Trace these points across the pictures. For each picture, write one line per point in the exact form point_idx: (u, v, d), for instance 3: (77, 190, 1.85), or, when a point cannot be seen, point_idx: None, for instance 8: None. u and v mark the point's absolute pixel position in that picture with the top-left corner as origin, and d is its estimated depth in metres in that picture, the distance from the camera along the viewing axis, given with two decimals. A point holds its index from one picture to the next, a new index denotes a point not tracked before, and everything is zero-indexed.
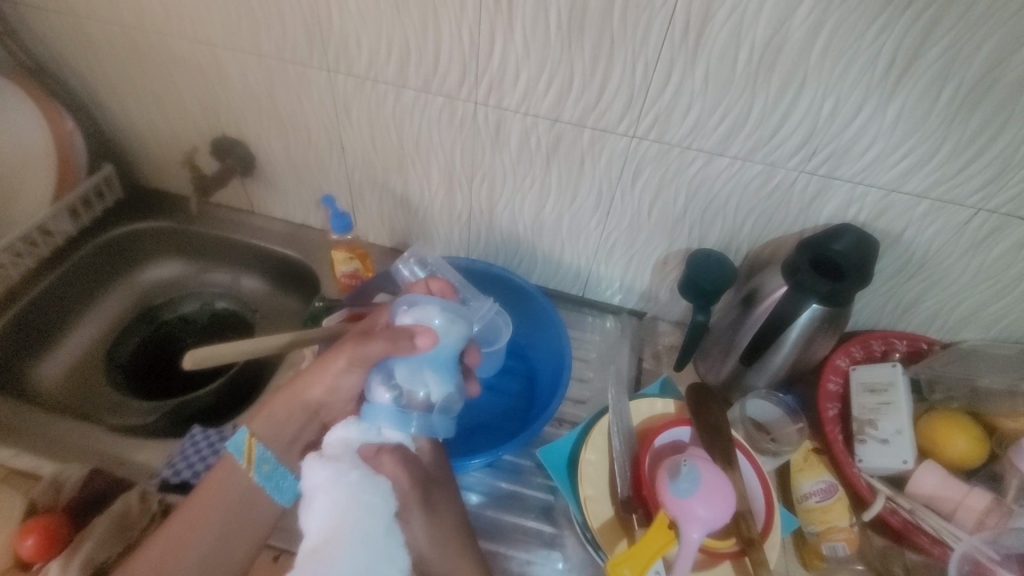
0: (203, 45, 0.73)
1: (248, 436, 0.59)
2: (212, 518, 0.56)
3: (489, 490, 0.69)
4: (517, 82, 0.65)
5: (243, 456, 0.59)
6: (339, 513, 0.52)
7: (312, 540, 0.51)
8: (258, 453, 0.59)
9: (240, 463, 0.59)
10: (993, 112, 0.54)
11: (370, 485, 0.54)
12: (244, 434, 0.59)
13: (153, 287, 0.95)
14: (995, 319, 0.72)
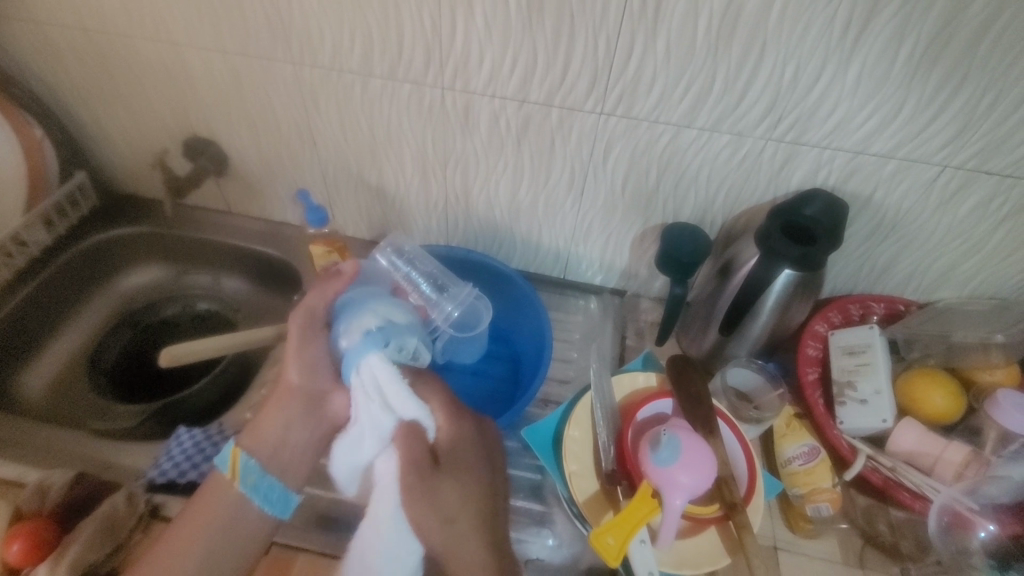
0: (166, 45, 0.73)
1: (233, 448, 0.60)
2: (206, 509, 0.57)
3: None
4: (482, 64, 0.65)
5: (227, 467, 0.59)
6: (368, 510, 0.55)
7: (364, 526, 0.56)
8: (243, 463, 0.59)
9: (225, 474, 0.59)
10: (952, 66, 0.55)
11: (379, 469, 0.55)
12: (230, 448, 0.59)
13: (134, 293, 0.95)
14: (970, 276, 0.73)
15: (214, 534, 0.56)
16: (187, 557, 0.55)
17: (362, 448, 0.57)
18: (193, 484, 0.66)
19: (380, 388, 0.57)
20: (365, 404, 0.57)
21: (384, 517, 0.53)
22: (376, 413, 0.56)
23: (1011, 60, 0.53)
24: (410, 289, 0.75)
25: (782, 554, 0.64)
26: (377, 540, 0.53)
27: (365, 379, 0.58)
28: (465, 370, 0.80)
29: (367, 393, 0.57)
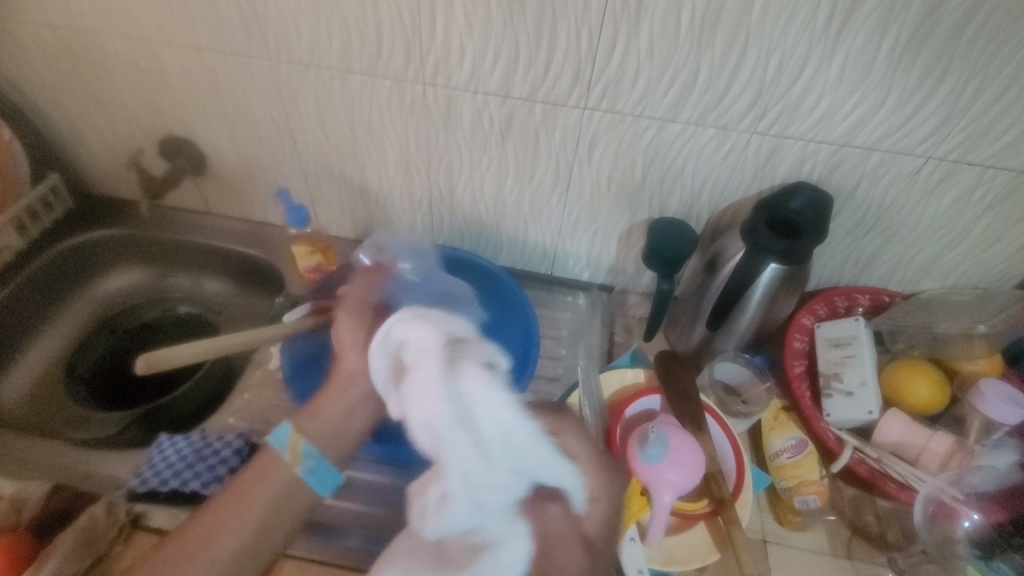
0: (138, 42, 0.71)
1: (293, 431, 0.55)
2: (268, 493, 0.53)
3: None
4: (463, 59, 0.64)
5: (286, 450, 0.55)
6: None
7: None
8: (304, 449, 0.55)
9: (282, 456, 0.54)
10: (935, 57, 0.54)
11: (502, 545, 0.47)
12: (288, 429, 0.55)
13: (113, 297, 0.93)
14: (952, 266, 0.73)
15: (264, 508, 0.53)
16: (234, 531, 0.51)
17: (476, 514, 0.47)
18: (175, 492, 0.65)
19: (511, 450, 0.48)
20: (501, 466, 0.47)
21: None
22: (506, 474, 0.47)
23: (993, 50, 0.53)
24: None
25: (771, 547, 0.65)
26: None
27: (491, 434, 0.47)
28: None
29: (492, 453, 0.47)
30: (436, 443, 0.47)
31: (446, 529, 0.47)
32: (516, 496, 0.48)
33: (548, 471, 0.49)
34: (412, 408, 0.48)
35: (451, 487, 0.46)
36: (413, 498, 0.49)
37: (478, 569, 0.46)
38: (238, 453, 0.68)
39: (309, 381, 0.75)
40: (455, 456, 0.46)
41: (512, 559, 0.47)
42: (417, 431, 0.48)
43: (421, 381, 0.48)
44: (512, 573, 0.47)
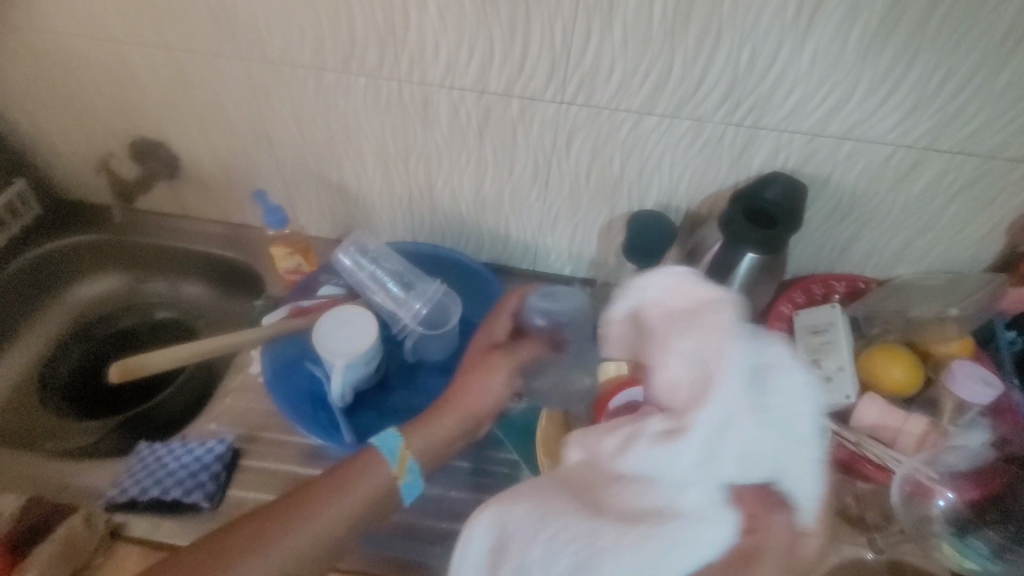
0: (104, 42, 0.69)
1: (402, 445, 0.57)
2: (362, 498, 0.54)
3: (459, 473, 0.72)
4: (438, 55, 0.63)
5: (396, 461, 0.56)
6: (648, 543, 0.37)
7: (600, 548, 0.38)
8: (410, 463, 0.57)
9: (393, 467, 0.56)
10: (902, 46, 0.56)
11: (698, 521, 0.38)
12: (397, 439, 0.58)
13: (87, 304, 0.91)
14: (925, 252, 0.75)
15: (332, 519, 0.53)
16: (298, 532, 0.52)
17: (689, 471, 0.39)
18: (156, 501, 0.64)
19: (792, 426, 0.41)
20: (747, 436, 0.39)
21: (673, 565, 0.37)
22: (753, 446, 0.39)
23: (958, 37, 0.54)
24: (378, 289, 0.78)
25: None
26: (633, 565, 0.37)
27: (800, 411, 0.41)
28: (438, 370, 0.79)
29: (766, 420, 0.40)
30: (695, 374, 0.41)
31: (644, 468, 0.40)
32: (739, 476, 0.40)
33: (791, 470, 0.41)
34: (682, 334, 0.43)
35: (687, 422, 0.39)
36: (612, 430, 0.44)
37: (655, 527, 0.38)
38: (221, 458, 0.68)
39: (291, 384, 0.74)
40: (730, 400, 0.39)
41: (700, 542, 0.38)
42: (677, 361, 0.42)
43: (706, 325, 0.42)
44: (690, 556, 0.38)
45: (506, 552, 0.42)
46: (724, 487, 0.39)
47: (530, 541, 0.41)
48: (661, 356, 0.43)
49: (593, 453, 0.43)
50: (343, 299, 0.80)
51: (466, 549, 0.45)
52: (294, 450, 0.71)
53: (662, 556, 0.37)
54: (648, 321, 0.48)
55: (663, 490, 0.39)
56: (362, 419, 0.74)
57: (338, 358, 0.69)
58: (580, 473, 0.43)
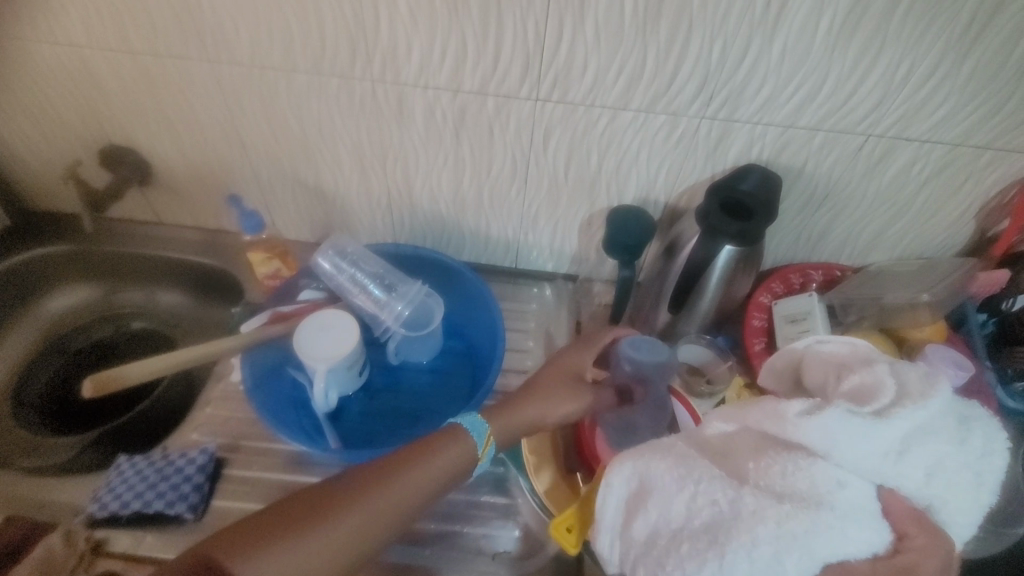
0: (66, 47, 0.67)
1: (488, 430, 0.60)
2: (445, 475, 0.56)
3: None
4: (411, 54, 0.63)
5: (482, 444, 0.59)
6: (777, 523, 0.39)
7: (727, 514, 0.41)
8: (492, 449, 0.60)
9: (479, 450, 0.59)
10: (869, 38, 0.56)
11: (848, 518, 0.39)
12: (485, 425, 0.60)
13: (61, 316, 0.89)
14: (898, 239, 0.76)
15: (426, 489, 0.55)
16: (397, 498, 0.53)
17: (856, 458, 0.42)
18: (136, 515, 0.63)
19: (982, 471, 0.42)
20: (921, 446, 0.42)
21: (798, 546, 0.38)
22: (918, 464, 0.42)
23: (924, 28, 0.55)
24: (359, 292, 0.77)
25: None
26: (755, 531, 0.39)
27: (992, 459, 0.43)
28: (422, 371, 0.79)
29: (959, 454, 0.42)
30: (908, 386, 0.44)
31: (810, 443, 0.42)
32: (899, 486, 0.42)
33: (948, 507, 0.42)
34: (892, 362, 0.47)
35: (889, 414, 0.42)
36: (749, 414, 0.47)
37: (807, 508, 0.39)
38: (203, 469, 0.67)
39: (273, 390, 0.73)
40: (932, 414, 0.43)
41: (846, 537, 0.38)
42: (887, 373, 0.46)
43: (929, 368, 0.46)
44: (832, 548, 0.38)
45: (645, 502, 0.45)
46: (879, 488, 0.42)
47: (670, 495, 0.44)
48: (866, 370, 0.47)
49: (745, 431, 0.46)
50: (324, 303, 0.80)
51: (606, 497, 0.48)
52: (277, 457, 0.71)
53: (804, 537, 0.38)
54: (826, 355, 0.52)
55: (827, 472, 0.41)
56: (348, 422, 0.74)
57: (318, 364, 0.68)
58: (725, 446, 0.46)
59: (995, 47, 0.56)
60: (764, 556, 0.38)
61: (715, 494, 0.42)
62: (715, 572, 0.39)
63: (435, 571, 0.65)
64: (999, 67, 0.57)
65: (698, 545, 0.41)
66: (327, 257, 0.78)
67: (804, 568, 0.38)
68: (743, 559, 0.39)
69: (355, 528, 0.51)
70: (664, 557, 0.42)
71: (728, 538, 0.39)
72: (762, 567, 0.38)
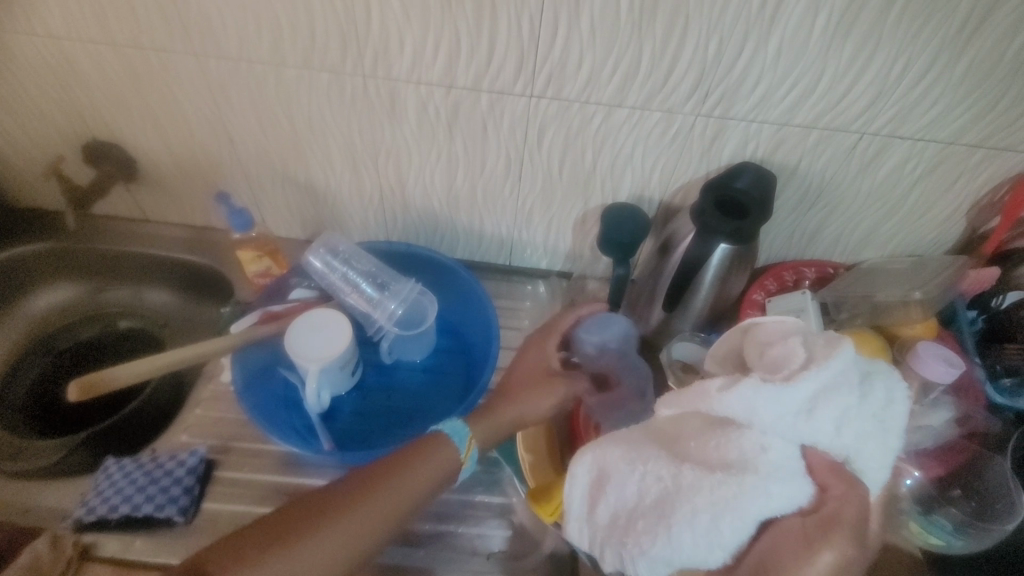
0: (47, 39, 0.65)
1: (469, 434, 0.59)
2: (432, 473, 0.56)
3: None
4: (403, 50, 0.62)
5: (464, 446, 0.58)
6: (711, 490, 0.39)
7: (673, 488, 0.41)
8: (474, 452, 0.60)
9: (461, 452, 0.58)
10: (864, 35, 0.56)
11: (771, 478, 0.39)
12: (464, 427, 0.60)
13: (45, 315, 0.87)
14: (891, 235, 0.76)
15: (416, 491, 0.55)
16: (385, 498, 0.53)
17: (775, 421, 0.41)
18: (125, 518, 0.62)
19: (887, 419, 0.43)
20: (832, 403, 0.41)
21: (733, 510, 0.39)
22: (830, 418, 0.41)
23: (918, 26, 0.55)
24: (351, 291, 0.77)
25: None
26: (694, 501, 0.40)
27: (896, 407, 0.43)
28: (416, 369, 0.78)
29: (864, 404, 0.42)
30: (815, 352, 0.43)
31: (733, 414, 0.42)
32: (818, 441, 0.41)
33: (863, 456, 0.42)
34: (803, 335, 0.46)
35: (797, 377, 0.41)
36: (683, 395, 0.45)
37: (735, 474, 0.39)
38: (194, 471, 0.66)
39: (265, 391, 0.73)
40: (837, 370, 0.42)
41: (769, 496, 0.38)
42: (797, 345, 0.44)
43: (832, 335, 0.45)
44: (759, 507, 0.39)
45: (603, 487, 0.46)
46: (801, 448, 0.41)
47: (625, 478, 0.44)
48: (782, 343, 0.45)
49: (683, 413, 0.45)
50: (315, 302, 0.79)
51: (571, 489, 0.48)
52: (269, 459, 0.70)
53: (734, 502, 0.38)
54: (754, 332, 0.49)
55: (750, 438, 0.40)
56: (341, 422, 0.73)
57: (311, 364, 0.67)
58: (673, 429, 0.46)
59: (989, 45, 0.56)
60: (702, 523, 0.39)
61: (662, 471, 0.43)
62: (666, 545, 0.40)
63: (428, 571, 0.65)
64: (994, 65, 0.57)
65: (650, 522, 0.42)
66: (318, 255, 0.77)
67: (738, 529, 0.39)
68: (687, 528, 0.39)
69: (345, 534, 0.51)
70: (624, 537, 0.43)
71: (675, 511, 0.40)
72: (702, 534, 0.39)
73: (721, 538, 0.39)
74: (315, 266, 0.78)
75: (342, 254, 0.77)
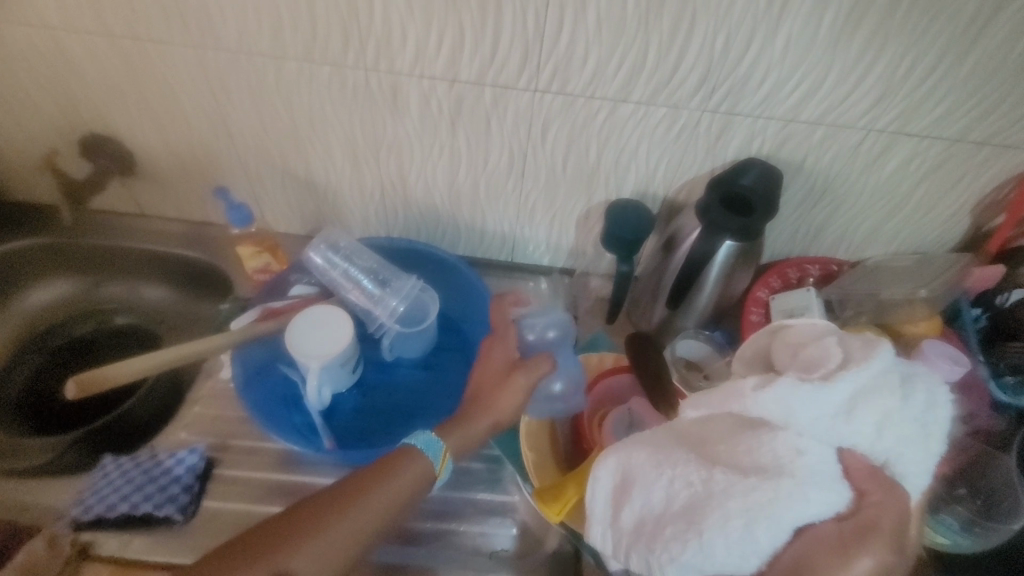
0: (42, 30, 0.64)
1: (444, 450, 0.58)
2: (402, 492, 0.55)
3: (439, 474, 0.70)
4: (405, 43, 0.61)
5: (439, 463, 0.57)
6: (744, 496, 0.38)
7: (704, 494, 0.40)
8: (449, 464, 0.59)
9: (436, 469, 0.57)
10: (873, 31, 0.55)
11: (808, 482, 0.38)
12: (439, 445, 0.58)
13: (40, 311, 0.86)
14: (896, 232, 0.76)
15: (391, 500, 0.54)
16: (358, 509, 0.53)
17: (811, 423, 0.41)
18: (123, 518, 0.62)
19: (929, 423, 0.42)
20: (870, 406, 0.41)
21: (767, 518, 0.37)
22: (868, 420, 0.41)
23: (928, 22, 0.54)
24: (352, 287, 0.76)
25: None
26: (727, 507, 0.38)
27: (937, 411, 0.43)
28: (415, 365, 0.77)
29: (905, 408, 0.42)
30: (853, 354, 0.44)
31: (768, 415, 0.42)
32: (856, 444, 0.41)
33: (906, 462, 0.41)
34: (838, 336, 0.46)
35: (836, 377, 0.42)
36: (711, 398, 0.46)
37: (769, 478, 0.38)
38: (193, 469, 0.65)
39: (264, 388, 0.72)
40: (875, 372, 0.42)
41: (807, 501, 0.37)
42: (833, 346, 0.45)
43: (866, 338, 0.45)
44: (796, 513, 0.37)
45: (629, 492, 0.46)
46: (838, 450, 0.41)
47: (652, 482, 0.44)
48: (817, 343, 0.46)
49: (711, 415, 0.46)
50: (315, 298, 0.78)
51: (594, 492, 0.50)
52: (268, 456, 0.69)
53: (770, 507, 0.37)
54: (782, 334, 0.50)
55: (784, 441, 0.40)
56: (341, 420, 0.72)
57: (312, 361, 0.67)
58: (701, 431, 0.45)
59: (999, 41, 0.55)
60: (736, 529, 0.37)
61: (692, 476, 0.42)
62: (696, 552, 0.38)
63: (432, 569, 0.64)
64: (1001, 63, 0.57)
65: (678, 528, 0.40)
66: (320, 251, 0.77)
67: (773, 538, 0.37)
68: (720, 535, 0.38)
69: (317, 550, 0.50)
70: (652, 543, 0.42)
71: (705, 518, 0.39)
72: (736, 542, 0.37)
73: (757, 546, 0.37)
74: (316, 261, 0.77)
75: (343, 250, 0.77)
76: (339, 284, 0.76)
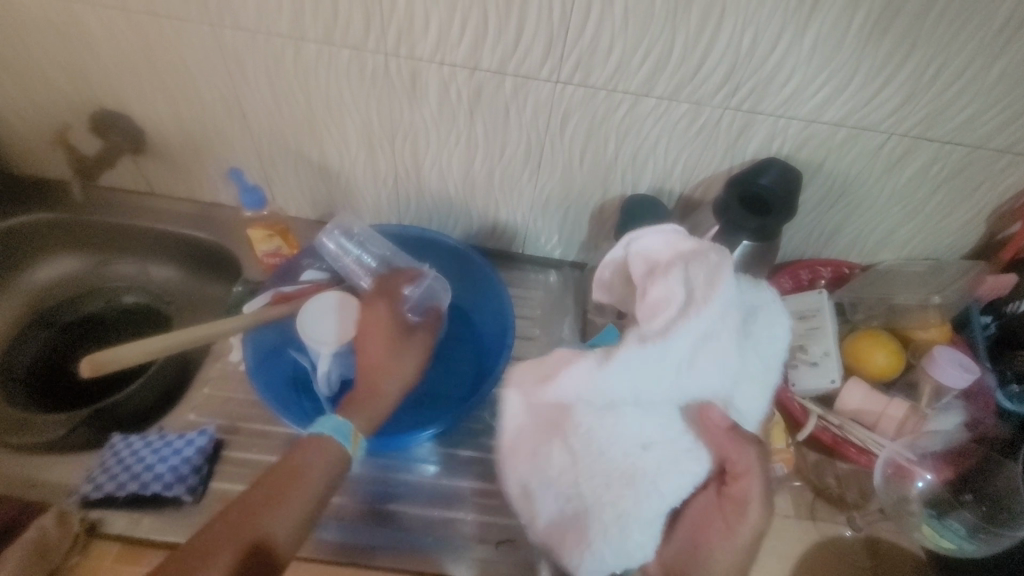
0: (56, 3, 0.63)
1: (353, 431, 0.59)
2: (328, 467, 0.57)
3: (434, 490, 0.69)
4: (428, 28, 0.60)
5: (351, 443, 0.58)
6: (611, 505, 0.48)
7: (586, 506, 0.49)
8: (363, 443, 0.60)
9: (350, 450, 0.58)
10: (901, 35, 0.55)
11: (655, 473, 0.48)
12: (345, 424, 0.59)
13: (50, 286, 0.85)
14: (908, 239, 0.76)
15: (325, 477, 0.57)
16: (295, 496, 0.54)
17: (650, 389, 0.49)
18: (134, 496, 0.62)
19: (750, 350, 0.52)
20: (704, 355, 0.49)
21: (632, 513, 0.47)
22: (707, 369, 0.50)
23: (956, 30, 0.54)
24: (364, 274, 0.76)
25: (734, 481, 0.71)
26: (604, 517, 0.48)
27: (757, 337, 0.53)
28: None
29: (737, 337, 0.51)
30: (694, 294, 0.50)
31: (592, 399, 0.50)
32: (701, 394, 0.50)
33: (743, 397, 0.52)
34: (680, 270, 0.52)
35: (671, 331, 0.49)
36: (540, 399, 0.52)
37: (623, 484, 0.48)
38: (203, 451, 0.66)
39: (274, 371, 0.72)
40: (711, 320, 0.49)
41: (656, 488, 0.47)
42: (675, 284, 0.51)
43: (711, 263, 0.52)
44: (648, 504, 0.47)
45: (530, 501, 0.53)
46: (682, 407, 0.50)
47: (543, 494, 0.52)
48: (663, 283, 0.52)
49: (551, 410, 0.52)
50: (326, 284, 0.77)
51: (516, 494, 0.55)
52: (277, 441, 0.69)
53: (630, 508, 0.47)
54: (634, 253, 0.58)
55: (624, 435, 0.49)
56: None
57: (324, 346, 0.68)
58: (545, 426, 0.52)
59: None
60: (614, 534, 0.47)
61: (570, 493, 0.50)
62: (592, 558, 0.48)
63: (441, 563, 0.64)
64: None
65: (575, 538, 0.50)
66: (328, 241, 0.77)
67: (640, 525, 0.47)
68: (603, 542, 0.48)
69: (279, 528, 0.53)
70: (561, 547, 0.51)
71: (591, 527, 0.49)
72: (614, 544, 0.48)
73: (632, 542, 0.48)
74: (326, 245, 0.77)
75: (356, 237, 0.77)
76: (348, 271, 0.76)
